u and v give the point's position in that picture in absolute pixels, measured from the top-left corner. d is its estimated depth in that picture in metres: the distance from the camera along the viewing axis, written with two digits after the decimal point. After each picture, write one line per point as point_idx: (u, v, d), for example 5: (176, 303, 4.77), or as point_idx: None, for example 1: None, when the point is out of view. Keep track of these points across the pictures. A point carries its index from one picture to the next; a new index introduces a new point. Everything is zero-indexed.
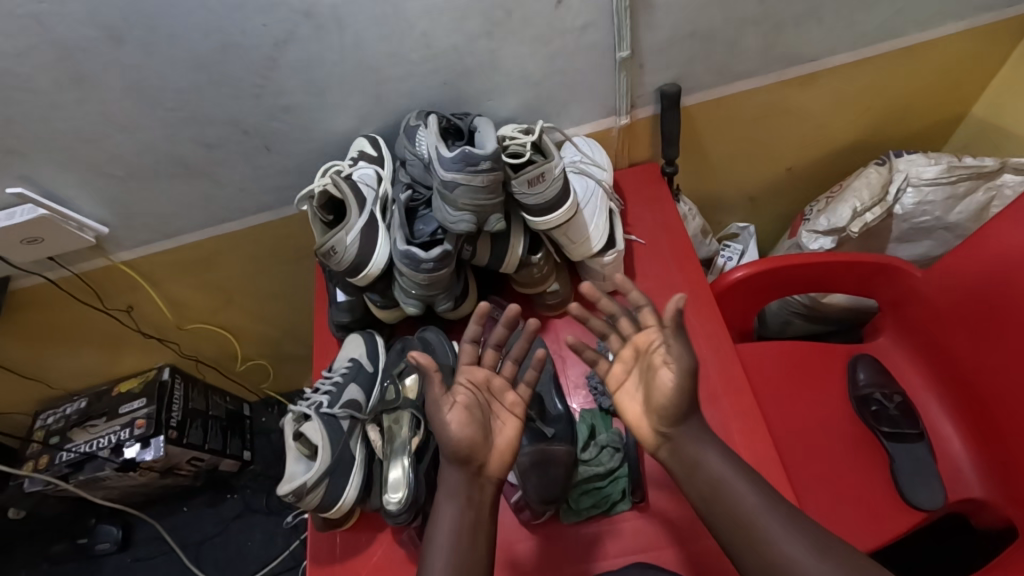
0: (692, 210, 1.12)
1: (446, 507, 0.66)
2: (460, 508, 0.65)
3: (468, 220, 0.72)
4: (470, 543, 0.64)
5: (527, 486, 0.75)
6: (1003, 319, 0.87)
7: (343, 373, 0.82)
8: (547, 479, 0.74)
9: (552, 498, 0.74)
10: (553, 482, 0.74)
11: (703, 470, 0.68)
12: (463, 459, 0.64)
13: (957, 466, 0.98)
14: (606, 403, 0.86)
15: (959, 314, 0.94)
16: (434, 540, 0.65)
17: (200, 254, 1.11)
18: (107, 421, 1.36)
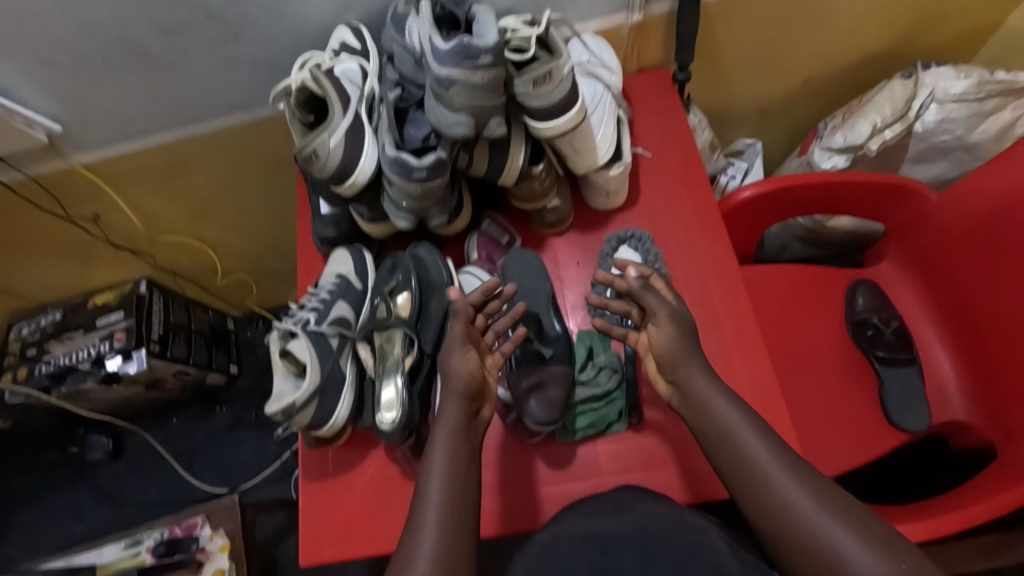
0: (702, 122, 1.04)
1: (443, 441, 0.65)
2: (459, 442, 0.65)
3: (465, 123, 0.65)
4: (464, 474, 0.63)
5: (524, 406, 0.73)
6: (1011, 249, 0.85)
7: (331, 289, 0.77)
8: (545, 399, 0.73)
9: (551, 417, 0.72)
10: (551, 402, 0.73)
11: (702, 414, 0.68)
12: (473, 397, 0.66)
13: (944, 390, 0.99)
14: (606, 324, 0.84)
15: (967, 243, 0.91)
16: (430, 469, 0.63)
17: (168, 159, 1.02)
18: (85, 333, 1.32)
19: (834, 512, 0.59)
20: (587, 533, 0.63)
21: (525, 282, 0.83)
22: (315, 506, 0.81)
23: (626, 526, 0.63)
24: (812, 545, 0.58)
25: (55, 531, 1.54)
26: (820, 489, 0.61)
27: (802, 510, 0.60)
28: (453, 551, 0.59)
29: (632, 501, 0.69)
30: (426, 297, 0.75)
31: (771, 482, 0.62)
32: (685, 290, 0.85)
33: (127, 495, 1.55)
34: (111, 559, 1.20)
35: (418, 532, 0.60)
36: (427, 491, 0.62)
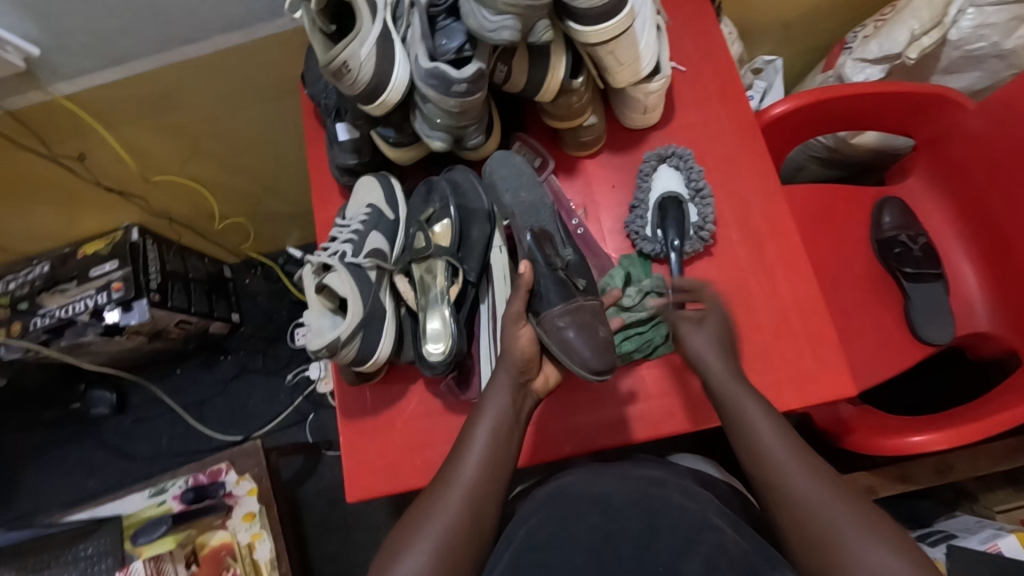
0: (733, 34, 0.98)
1: (496, 399, 0.65)
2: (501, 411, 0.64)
3: (512, 26, 0.59)
4: (512, 429, 0.64)
5: (575, 349, 0.63)
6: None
7: (363, 220, 0.73)
8: (596, 341, 0.63)
9: (607, 363, 0.63)
10: (603, 343, 0.64)
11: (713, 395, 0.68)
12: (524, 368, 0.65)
13: (970, 303, 1.00)
14: (648, 249, 0.81)
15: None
16: (480, 419, 0.65)
17: (157, 88, 0.94)
18: (80, 285, 1.25)
19: (840, 501, 0.55)
20: (592, 499, 0.66)
21: (525, 195, 0.72)
22: (356, 444, 0.80)
23: (634, 498, 0.66)
24: (819, 536, 0.54)
25: (69, 485, 1.52)
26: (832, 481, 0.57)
27: (810, 502, 0.56)
28: (490, 490, 0.61)
29: (633, 469, 0.72)
30: (466, 225, 0.71)
31: (788, 475, 0.58)
32: (728, 209, 0.83)
33: (138, 447, 1.53)
34: (138, 508, 1.19)
35: (446, 487, 0.61)
36: (473, 438, 0.63)
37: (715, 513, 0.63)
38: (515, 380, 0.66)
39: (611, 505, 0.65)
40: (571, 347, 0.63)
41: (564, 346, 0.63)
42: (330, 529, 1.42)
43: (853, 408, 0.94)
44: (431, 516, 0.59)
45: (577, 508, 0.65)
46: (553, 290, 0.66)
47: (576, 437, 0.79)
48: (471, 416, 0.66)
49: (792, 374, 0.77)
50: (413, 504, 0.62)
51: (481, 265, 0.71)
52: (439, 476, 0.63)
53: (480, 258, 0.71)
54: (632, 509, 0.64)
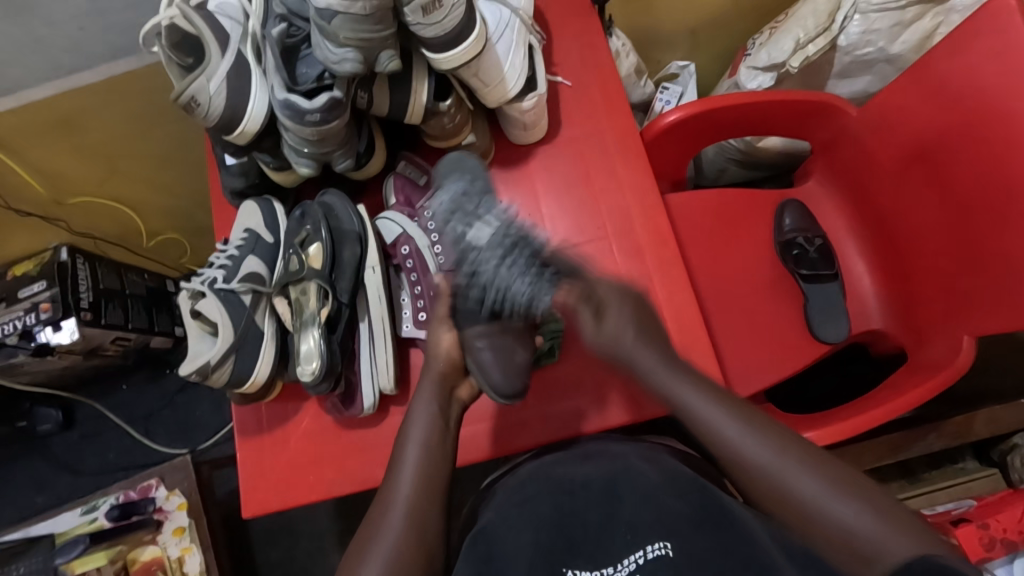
0: (627, 46, 1.02)
1: (422, 411, 0.71)
2: (431, 424, 0.70)
3: (354, 59, 0.61)
4: (443, 431, 0.70)
5: (489, 369, 0.71)
6: (983, 229, 0.80)
7: (240, 245, 0.74)
8: (509, 364, 0.71)
9: (517, 390, 0.71)
10: (517, 367, 0.72)
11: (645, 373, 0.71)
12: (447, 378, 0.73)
13: (865, 303, 1.04)
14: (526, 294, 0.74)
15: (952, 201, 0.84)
16: (408, 436, 0.69)
17: (58, 114, 0.95)
18: (9, 307, 1.26)
19: (795, 464, 0.59)
20: (555, 481, 0.71)
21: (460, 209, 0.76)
22: (254, 460, 0.82)
23: (596, 472, 0.71)
24: (777, 500, 0.59)
25: (17, 502, 1.53)
26: (767, 435, 0.62)
27: (767, 463, 0.60)
28: (424, 499, 0.65)
29: (594, 446, 0.76)
30: (338, 246, 0.73)
31: (725, 433, 0.63)
32: (610, 222, 0.85)
33: (84, 464, 1.54)
34: (71, 525, 1.20)
35: (388, 504, 0.65)
36: (404, 457, 0.68)
37: (674, 481, 0.67)
38: (440, 388, 0.73)
39: (571, 483, 0.70)
40: (487, 365, 0.71)
41: (484, 361, 0.71)
42: (272, 538, 1.42)
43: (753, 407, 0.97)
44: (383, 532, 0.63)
45: (543, 489, 0.70)
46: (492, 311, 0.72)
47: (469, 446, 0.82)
48: (400, 437, 0.70)
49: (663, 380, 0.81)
50: (364, 519, 0.66)
51: (354, 285, 0.74)
52: (379, 497, 0.67)
53: (352, 279, 0.73)
54: (593, 488, 0.68)
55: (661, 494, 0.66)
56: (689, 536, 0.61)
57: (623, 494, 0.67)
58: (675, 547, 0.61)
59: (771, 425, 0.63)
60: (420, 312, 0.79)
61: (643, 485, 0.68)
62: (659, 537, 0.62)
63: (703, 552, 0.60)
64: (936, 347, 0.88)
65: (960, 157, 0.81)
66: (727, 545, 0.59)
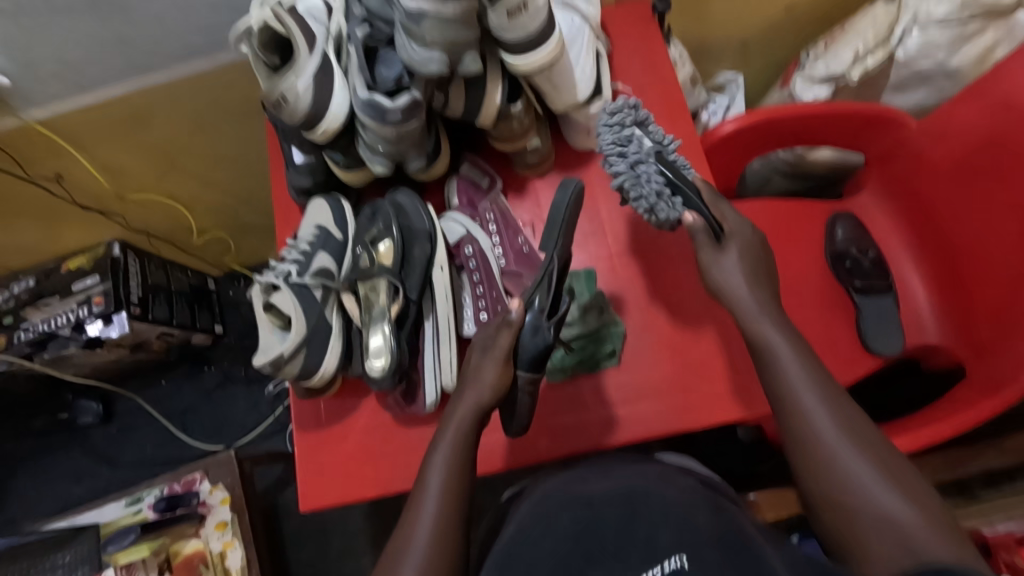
0: (683, 54, 1.04)
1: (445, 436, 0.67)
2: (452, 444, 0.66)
3: (439, 60, 0.62)
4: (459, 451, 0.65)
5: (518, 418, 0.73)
6: None
7: (311, 241, 0.77)
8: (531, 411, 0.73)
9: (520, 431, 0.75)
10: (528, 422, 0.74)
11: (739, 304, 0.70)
12: (488, 408, 0.69)
13: (918, 317, 1.03)
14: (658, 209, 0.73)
15: (1009, 210, 0.83)
16: (433, 457, 0.65)
17: (128, 111, 0.98)
18: (62, 299, 1.29)
19: (867, 459, 0.57)
20: (575, 497, 0.65)
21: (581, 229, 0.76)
22: (310, 454, 0.82)
23: (616, 490, 0.64)
24: (840, 490, 0.57)
25: (55, 493, 1.55)
26: (836, 402, 0.61)
27: (835, 445, 0.58)
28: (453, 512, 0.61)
29: (613, 467, 0.71)
30: (408, 244, 0.74)
31: (809, 412, 0.61)
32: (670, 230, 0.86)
33: (122, 457, 1.56)
34: (114, 516, 1.23)
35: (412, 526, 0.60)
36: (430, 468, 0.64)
37: (691, 503, 0.61)
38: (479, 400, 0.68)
39: (593, 500, 0.64)
40: (521, 413, 0.72)
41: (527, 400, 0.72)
42: (306, 537, 1.42)
43: None
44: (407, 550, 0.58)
45: (563, 508, 0.64)
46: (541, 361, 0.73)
47: (523, 449, 0.82)
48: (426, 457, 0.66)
49: (723, 390, 0.80)
50: (392, 539, 0.61)
51: (422, 283, 0.75)
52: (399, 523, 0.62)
53: (421, 277, 0.74)
54: (616, 501, 0.62)
55: (678, 512, 0.59)
56: (707, 553, 0.52)
57: (641, 511, 0.59)
58: (692, 562, 0.52)
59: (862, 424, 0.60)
60: (481, 312, 0.79)
61: (660, 505, 0.60)
62: (675, 549, 0.53)
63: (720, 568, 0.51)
64: (992, 364, 0.86)
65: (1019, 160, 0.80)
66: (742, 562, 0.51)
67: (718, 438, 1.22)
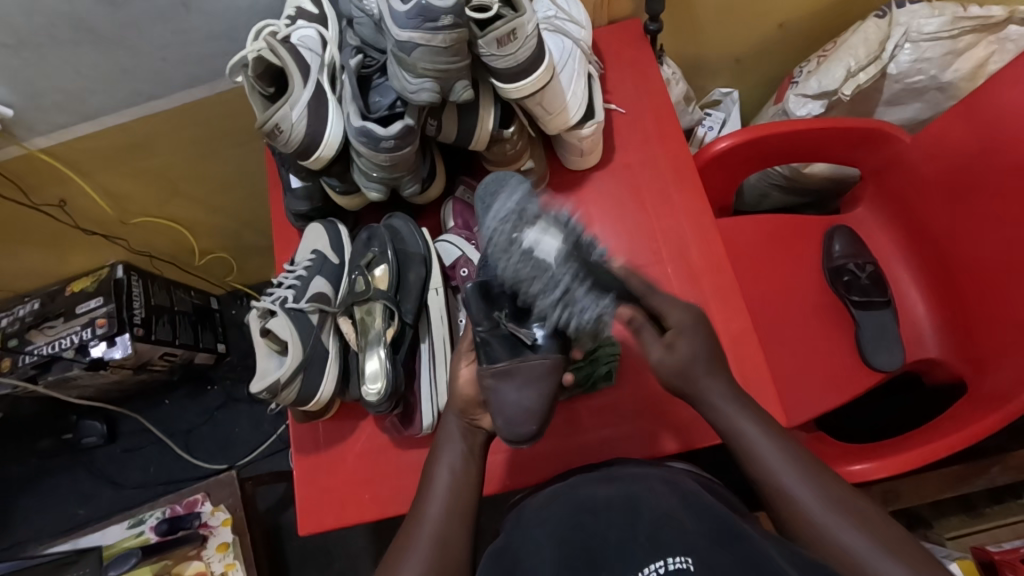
0: (676, 74, 1.05)
1: (448, 448, 0.67)
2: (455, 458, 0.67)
3: (430, 88, 0.63)
4: (464, 466, 0.66)
5: (495, 412, 0.63)
6: None
7: (307, 266, 0.78)
8: (517, 408, 0.62)
9: (526, 433, 0.62)
10: (527, 411, 0.62)
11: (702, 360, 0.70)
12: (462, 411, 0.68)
13: (917, 328, 1.03)
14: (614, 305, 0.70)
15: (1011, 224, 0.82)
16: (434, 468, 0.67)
17: (130, 138, 0.99)
18: (66, 321, 1.30)
19: (843, 516, 0.57)
20: (579, 501, 0.63)
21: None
22: (309, 477, 0.83)
23: (618, 493, 0.62)
24: (825, 549, 0.56)
25: (59, 515, 1.55)
26: (807, 468, 0.60)
27: (811, 509, 0.58)
28: (457, 527, 0.62)
29: (616, 470, 0.69)
30: (404, 268, 0.75)
31: (771, 466, 0.60)
32: (665, 248, 0.86)
33: (125, 478, 1.56)
34: (116, 539, 1.23)
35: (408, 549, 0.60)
36: (435, 478, 0.66)
37: (696, 507, 0.59)
38: (462, 423, 0.69)
39: (597, 502, 0.62)
40: (495, 407, 0.63)
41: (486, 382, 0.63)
42: (308, 556, 1.42)
43: (806, 436, 0.95)
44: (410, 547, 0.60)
45: (567, 509, 0.63)
46: (495, 343, 0.64)
47: (521, 470, 0.82)
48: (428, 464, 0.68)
49: None
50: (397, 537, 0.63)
51: (418, 306, 0.76)
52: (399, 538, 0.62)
53: (417, 300, 0.76)
54: (618, 504, 0.60)
55: (680, 516, 0.57)
56: (708, 552, 0.52)
57: (642, 513, 0.58)
58: (697, 563, 0.51)
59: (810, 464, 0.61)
60: None
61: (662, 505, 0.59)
62: (678, 551, 0.52)
63: (727, 568, 0.50)
64: (994, 377, 0.85)
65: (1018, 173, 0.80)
66: (743, 559, 0.50)
67: (720, 453, 1.21)
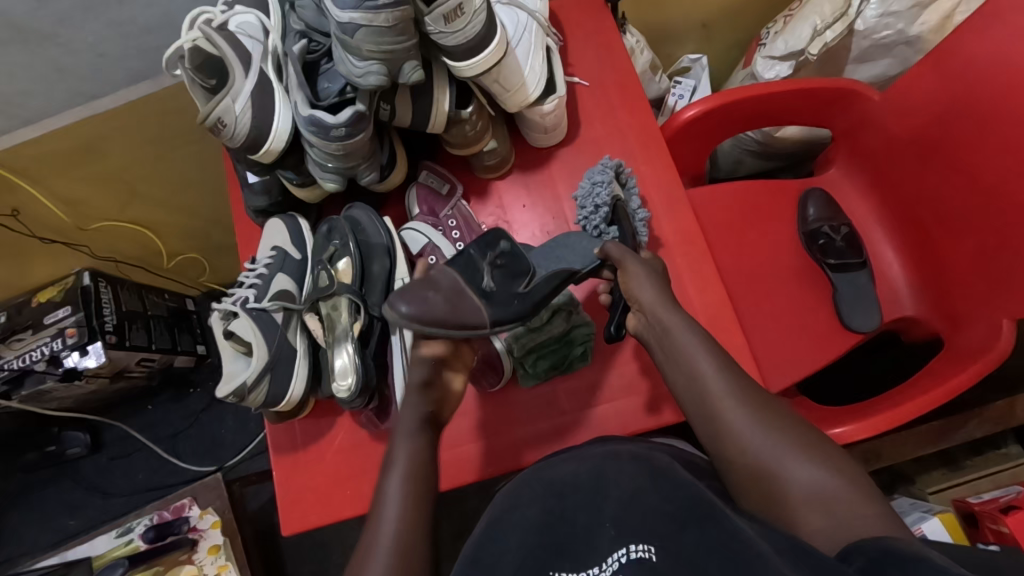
0: (641, 42, 1.02)
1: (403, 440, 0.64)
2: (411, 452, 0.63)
3: (378, 71, 0.60)
4: (423, 451, 0.64)
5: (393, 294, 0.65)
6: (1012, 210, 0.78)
7: (269, 263, 0.76)
8: (413, 296, 0.63)
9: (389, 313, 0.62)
10: (414, 300, 0.62)
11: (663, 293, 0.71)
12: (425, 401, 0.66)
13: (894, 290, 1.03)
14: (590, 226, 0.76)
15: (983, 177, 0.81)
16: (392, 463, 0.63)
17: (78, 140, 0.95)
18: (35, 333, 1.27)
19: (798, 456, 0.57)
20: (549, 482, 0.63)
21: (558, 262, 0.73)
22: (289, 478, 0.81)
23: (587, 474, 0.62)
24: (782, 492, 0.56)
25: (49, 528, 1.53)
26: (761, 410, 0.61)
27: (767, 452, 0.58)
28: (420, 514, 0.59)
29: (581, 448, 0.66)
30: (368, 260, 0.73)
31: (731, 414, 0.61)
32: None
33: (114, 486, 1.54)
34: (106, 548, 1.21)
35: (368, 557, 0.56)
36: (391, 471, 0.62)
37: (664, 483, 0.57)
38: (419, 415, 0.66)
39: (566, 484, 0.62)
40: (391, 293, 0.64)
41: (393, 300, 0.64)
42: (304, 553, 1.42)
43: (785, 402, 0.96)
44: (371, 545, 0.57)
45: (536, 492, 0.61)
46: (461, 259, 0.68)
47: (504, 456, 0.81)
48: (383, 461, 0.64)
49: None
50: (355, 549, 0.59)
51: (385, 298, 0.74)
52: (361, 542, 0.59)
53: (383, 293, 0.74)
54: (586, 488, 0.61)
55: (648, 495, 0.56)
56: (674, 536, 0.51)
57: (609, 496, 0.58)
58: (662, 550, 0.51)
59: (774, 407, 0.61)
60: None
61: (629, 485, 0.59)
62: (644, 540, 0.52)
63: (693, 550, 0.49)
64: (970, 334, 0.85)
65: (989, 124, 0.79)
66: (709, 538, 0.49)
67: None
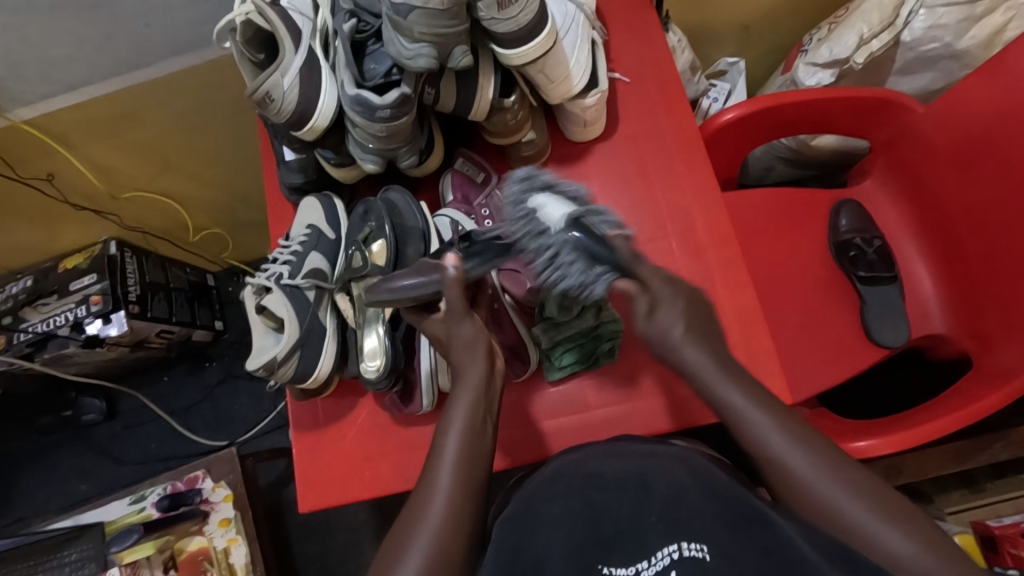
0: (682, 41, 1.02)
1: (458, 406, 0.62)
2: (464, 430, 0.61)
3: (428, 54, 0.60)
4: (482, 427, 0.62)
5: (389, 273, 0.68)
6: None
7: (303, 241, 0.76)
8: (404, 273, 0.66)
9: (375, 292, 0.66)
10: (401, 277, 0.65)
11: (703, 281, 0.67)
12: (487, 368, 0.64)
13: (925, 306, 1.02)
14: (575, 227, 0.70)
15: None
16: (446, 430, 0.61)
17: (117, 108, 0.96)
18: (60, 299, 1.28)
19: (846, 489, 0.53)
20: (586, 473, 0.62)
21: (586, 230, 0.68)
22: (310, 455, 0.82)
23: (627, 469, 0.61)
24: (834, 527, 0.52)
25: (61, 491, 1.55)
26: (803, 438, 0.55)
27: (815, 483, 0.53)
28: (468, 491, 0.58)
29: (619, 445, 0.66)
30: (402, 243, 0.73)
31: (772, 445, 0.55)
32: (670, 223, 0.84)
33: (127, 454, 1.56)
34: (118, 515, 1.22)
35: (416, 536, 0.55)
36: (444, 449, 0.60)
37: (710, 488, 0.57)
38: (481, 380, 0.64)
39: (606, 478, 0.60)
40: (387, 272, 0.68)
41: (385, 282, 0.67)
42: (310, 532, 1.43)
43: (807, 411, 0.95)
44: (421, 521, 0.56)
45: (573, 484, 0.60)
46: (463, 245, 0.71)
47: (525, 447, 0.81)
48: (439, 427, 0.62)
49: None
50: (394, 526, 0.58)
51: None
52: (405, 514, 0.58)
53: None
54: (627, 481, 0.60)
55: (693, 497, 0.56)
56: (727, 540, 0.51)
57: (653, 490, 0.57)
58: (713, 550, 0.50)
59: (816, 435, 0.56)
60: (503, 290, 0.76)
61: (672, 482, 0.58)
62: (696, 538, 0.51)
63: (743, 553, 0.49)
64: (1003, 354, 0.84)
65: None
66: (763, 544, 0.49)
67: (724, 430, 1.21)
